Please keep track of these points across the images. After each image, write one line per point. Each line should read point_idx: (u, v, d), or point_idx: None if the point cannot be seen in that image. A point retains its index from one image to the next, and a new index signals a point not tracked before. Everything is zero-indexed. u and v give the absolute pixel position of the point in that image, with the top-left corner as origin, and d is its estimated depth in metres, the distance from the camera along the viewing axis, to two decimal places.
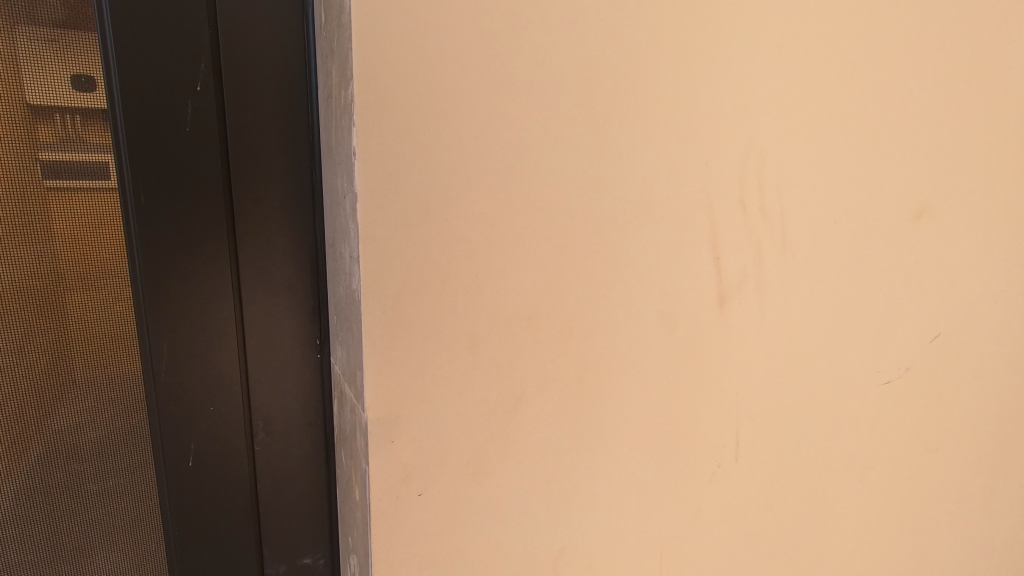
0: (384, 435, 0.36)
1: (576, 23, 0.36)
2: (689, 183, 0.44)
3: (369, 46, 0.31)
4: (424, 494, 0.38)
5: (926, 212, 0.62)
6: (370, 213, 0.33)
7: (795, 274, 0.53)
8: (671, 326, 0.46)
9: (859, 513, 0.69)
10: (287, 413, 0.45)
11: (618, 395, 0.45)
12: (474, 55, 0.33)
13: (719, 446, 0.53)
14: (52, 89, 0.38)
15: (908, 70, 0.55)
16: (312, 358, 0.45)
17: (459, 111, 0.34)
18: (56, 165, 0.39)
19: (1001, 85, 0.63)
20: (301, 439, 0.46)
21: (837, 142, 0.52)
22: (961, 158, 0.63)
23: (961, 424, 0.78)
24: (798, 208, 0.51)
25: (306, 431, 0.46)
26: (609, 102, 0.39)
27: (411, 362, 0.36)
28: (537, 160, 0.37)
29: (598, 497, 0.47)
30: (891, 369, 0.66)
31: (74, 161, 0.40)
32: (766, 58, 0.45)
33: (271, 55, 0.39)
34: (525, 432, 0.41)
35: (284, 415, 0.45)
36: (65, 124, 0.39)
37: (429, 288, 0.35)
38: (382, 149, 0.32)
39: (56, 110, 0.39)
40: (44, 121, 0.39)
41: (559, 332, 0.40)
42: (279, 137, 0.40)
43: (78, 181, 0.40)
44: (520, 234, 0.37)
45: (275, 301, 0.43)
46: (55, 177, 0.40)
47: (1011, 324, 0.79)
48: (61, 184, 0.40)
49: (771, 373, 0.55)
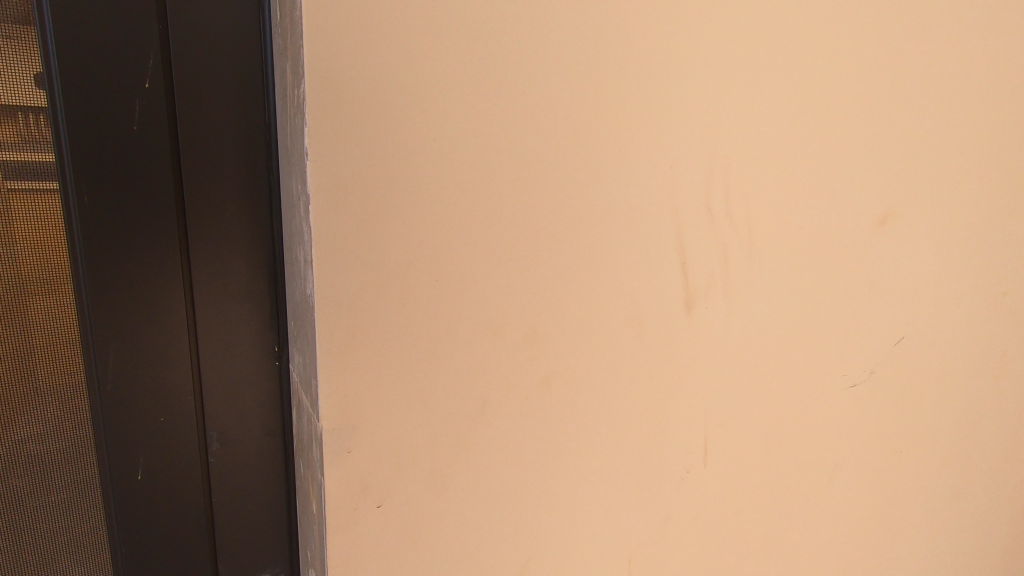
0: (339, 445, 0.35)
1: (538, 25, 0.36)
2: (654, 184, 0.44)
3: (323, 42, 0.30)
4: (384, 506, 0.37)
5: (890, 218, 0.63)
6: (324, 216, 0.32)
7: (762, 277, 0.53)
8: (639, 331, 0.46)
9: (830, 516, 0.70)
10: (241, 423, 0.44)
11: (584, 402, 0.44)
12: (436, 53, 0.33)
13: (688, 454, 0.53)
14: (14, 87, 0.36)
15: (872, 76, 0.56)
16: (271, 367, 0.44)
17: (420, 111, 0.33)
18: (16, 166, 0.37)
19: (958, 94, 0.65)
20: (260, 450, 0.45)
21: (802, 145, 0.52)
22: (923, 166, 0.64)
23: (926, 430, 0.80)
24: (763, 211, 0.51)
25: (265, 442, 0.45)
26: (573, 104, 0.38)
27: (368, 369, 0.35)
28: (501, 162, 0.36)
29: (565, 505, 0.46)
30: (856, 373, 0.66)
31: (35, 163, 0.37)
32: (732, 62, 0.45)
33: (224, 52, 0.37)
34: (488, 442, 0.40)
35: (240, 427, 0.44)
36: (29, 124, 0.36)
37: (388, 294, 0.34)
38: (337, 148, 0.31)
39: (18, 109, 0.36)
40: (3, 119, 0.36)
41: (523, 337, 0.40)
42: (232, 137, 0.39)
43: (38, 184, 0.37)
44: (481, 236, 0.36)
45: (229, 307, 0.41)
46: (15, 179, 0.37)
47: (970, 327, 0.80)
48: (19, 187, 0.37)
49: (739, 376, 0.55)
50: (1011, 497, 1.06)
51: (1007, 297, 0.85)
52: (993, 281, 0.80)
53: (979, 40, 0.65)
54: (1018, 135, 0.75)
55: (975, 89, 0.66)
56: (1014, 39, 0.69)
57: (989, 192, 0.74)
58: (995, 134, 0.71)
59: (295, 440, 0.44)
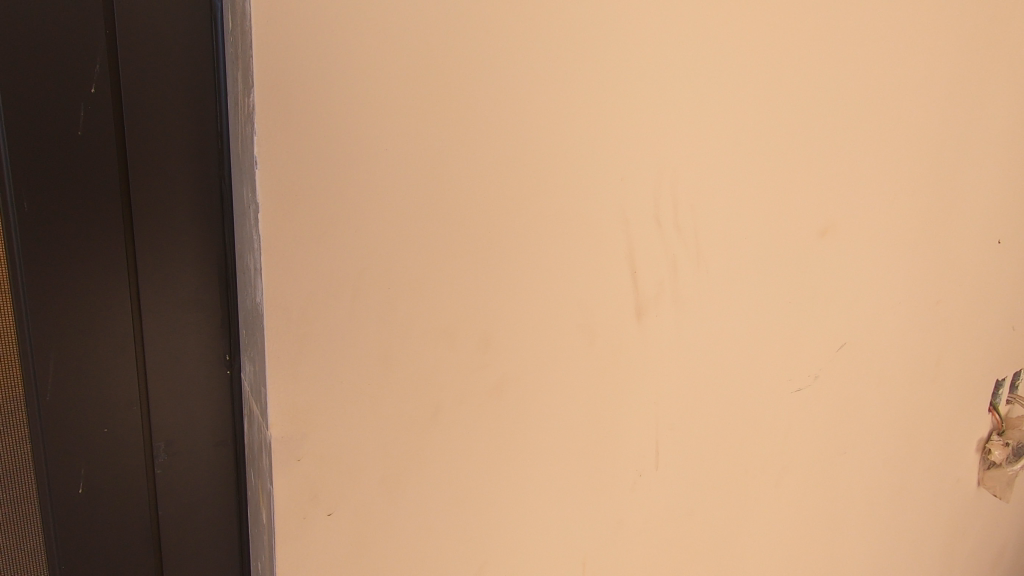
0: (288, 454, 0.35)
1: (490, 41, 0.37)
2: (603, 196, 0.45)
3: (273, 54, 0.30)
4: (334, 514, 0.37)
5: (830, 230, 0.67)
6: (273, 224, 0.32)
7: (710, 285, 0.55)
8: (590, 338, 0.47)
9: (777, 516, 0.73)
10: (190, 433, 0.43)
11: (537, 408, 0.45)
12: (388, 66, 0.33)
13: (640, 457, 0.55)
14: None
15: (813, 96, 0.59)
16: (222, 376, 0.43)
17: (372, 122, 0.34)
18: None
19: (892, 114, 0.69)
20: (209, 462, 0.44)
21: (746, 160, 0.55)
22: (861, 182, 0.68)
23: (868, 432, 0.84)
24: (710, 223, 0.53)
25: (215, 453, 0.44)
26: (525, 118, 0.40)
27: (319, 377, 0.35)
28: (453, 173, 0.37)
29: (518, 510, 0.47)
30: (801, 377, 0.70)
31: None
32: (679, 81, 0.48)
33: (174, 58, 0.37)
34: (441, 448, 0.41)
35: (189, 438, 0.43)
36: None
37: (339, 302, 0.35)
38: (287, 159, 0.32)
39: None
40: None
41: (475, 344, 0.41)
42: (183, 144, 0.38)
43: None
44: (433, 245, 0.37)
45: (177, 315, 0.41)
46: None
47: (907, 334, 0.85)
48: None
49: (689, 381, 0.57)
50: (949, 494, 1.12)
51: (939, 305, 0.90)
52: (925, 290, 0.86)
53: (910, 65, 0.69)
54: (947, 154, 0.80)
55: (906, 110, 0.71)
56: (942, 64, 0.74)
57: (920, 206, 0.79)
58: (925, 153, 0.76)
59: (246, 449, 0.44)
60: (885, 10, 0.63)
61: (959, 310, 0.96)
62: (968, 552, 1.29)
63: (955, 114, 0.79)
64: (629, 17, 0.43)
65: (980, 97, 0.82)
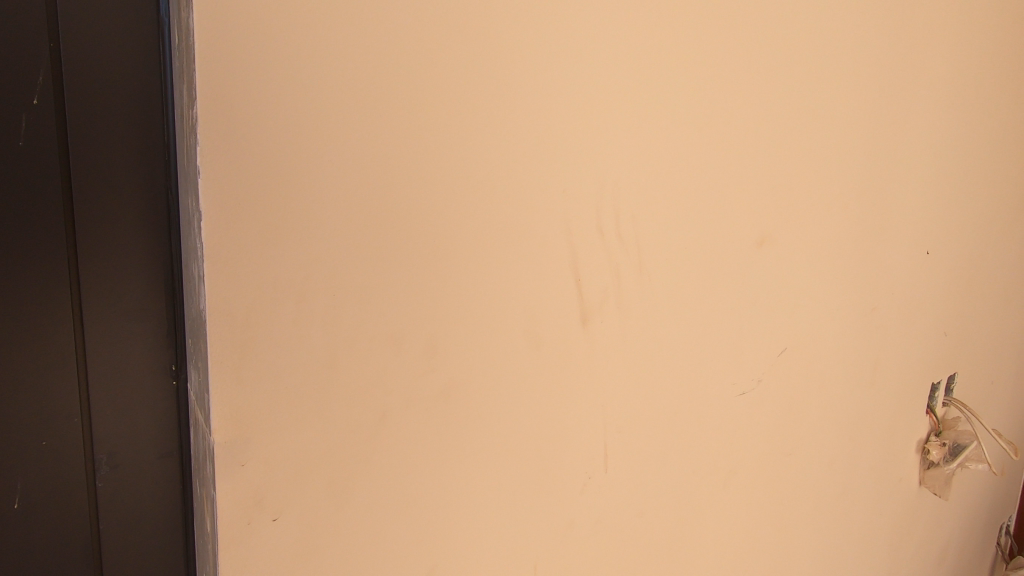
0: (231, 458, 0.35)
1: (431, 59, 0.39)
2: (546, 207, 0.48)
3: (215, 68, 0.32)
4: (280, 520, 0.38)
5: (767, 241, 0.70)
6: (215, 231, 0.33)
7: (653, 293, 0.58)
8: (536, 343, 0.49)
9: (726, 517, 0.75)
10: (133, 445, 0.42)
11: (485, 413, 0.47)
12: (330, 82, 0.35)
13: (589, 460, 0.56)
14: None
15: (746, 115, 0.63)
16: (168, 386, 0.43)
17: (315, 134, 0.35)
18: None
19: (824, 132, 0.74)
20: (154, 473, 0.44)
21: (684, 174, 0.58)
22: (795, 196, 0.72)
23: (812, 435, 0.88)
24: (651, 233, 0.56)
25: (160, 464, 0.44)
26: (467, 133, 0.42)
27: (263, 381, 0.36)
28: (396, 183, 0.39)
29: (468, 514, 0.48)
30: (744, 382, 0.73)
31: None
32: (615, 98, 0.51)
33: (119, 70, 0.37)
34: (388, 452, 0.41)
35: (133, 449, 0.42)
36: None
37: (284, 307, 0.36)
38: (231, 168, 0.33)
39: None
40: None
41: (421, 349, 0.42)
42: (128, 155, 0.39)
43: None
44: (378, 253, 0.39)
45: (121, 326, 0.41)
46: None
47: (845, 340, 0.90)
48: None
49: (635, 386, 0.59)
50: (892, 494, 1.18)
51: (874, 312, 0.95)
52: (860, 298, 0.91)
53: (840, 86, 0.74)
54: (876, 170, 0.86)
55: (836, 127, 0.76)
56: (868, 86, 0.79)
57: (852, 218, 0.84)
58: (855, 168, 0.81)
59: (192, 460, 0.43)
60: (814, 35, 0.68)
61: (894, 316, 1.01)
62: (913, 549, 1.35)
63: (882, 133, 0.85)
64: (566, 39, 0.46)
65: (903, 117, 0.88)
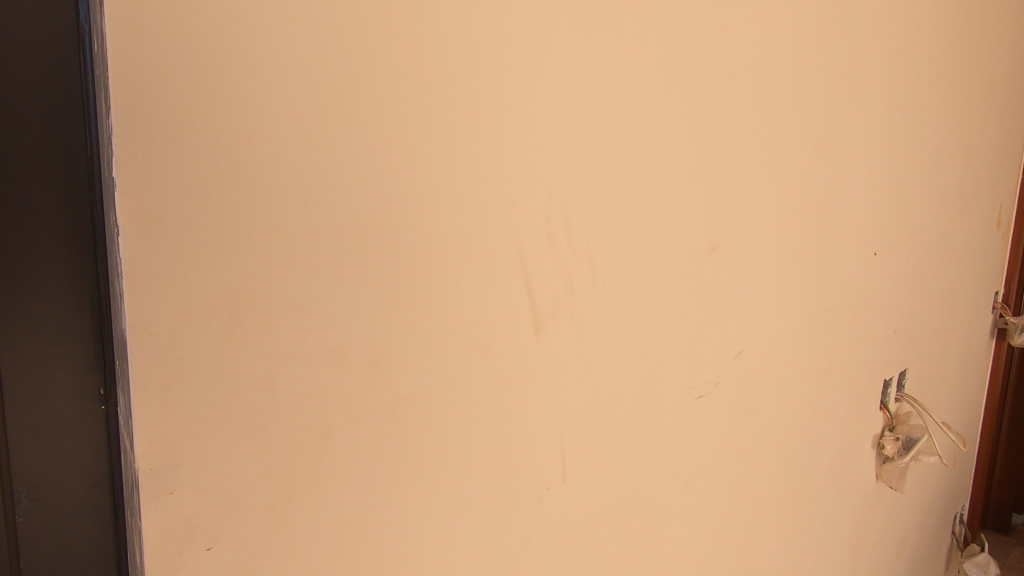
0: (159, 485, 0.33)
1: (366, 68, 0.38)
2: (493, 215, 0.47)
3: (131, 75, 0.30)
4: (214, 548, 0.36)
5: (719, 246, 0.71)
6: (135, 246, 0.31)
7: (606, 301, 0.58)
8: (488, 354, 0.48)
9: (686, 520, 0.76)
10: (58, 519, 0.35)
11: (436, 427, 0.46)
12: (260, 92, 0.34)
13: (546, 470, 0.56)
14: None
15: (693, 121, 0.64)
16: (95, 414, 0.34)
17: (245, 144, 0.34)
18: None
19: (769, 138, 0.75)
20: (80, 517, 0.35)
21: (633, 182, 0.58)
22: (744, 201, 0.74)
23: (770, 435, 0.90)
24: (601, 241, 0.56)
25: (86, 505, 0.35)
26: (408, 142, 0.41)
27: (192, 404, 0.34)
28: (334, 193, 0.37)
29: (421, 532, 0.46)
30: (701, 385, 0.73)
31: None
32: (560, 106, 0.51)
33: (28, 45, 0.29)
34: (332, 473, 0.40)
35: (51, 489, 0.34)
36: None
37: (215, 325, 0.34)
38: (151, 179, 0.31)
39: None
40: None
41: (365, 364, 0.41)
42: (38, 139, 0.30)
43: None
44: (316, 266, 0.37)
45: (38, 370, 0.33)
46: None
47: (799, 340, 0.92)
48: None
49: (591, 393, 0.59)
50: (849, 490, 1.21)
51: (826, 313, 0.98)
52: (812, 300, 0.93)
53: (784, 93, 0.76)
54: (822, 174, 0.88)
55: (782, 134, 0.78)
56: (812, 93, 0.81)
57: (802, 221, 0.86)
58: (802, 174, 0.83)
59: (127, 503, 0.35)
60: (757, 44, 0.69)
61: (845, 316, 1.04)
62: (873, 543, 1.39)
63: (827, 139, 0.87)
64: (509, 47, 0.46)
65: (847, 123, 0.91)
